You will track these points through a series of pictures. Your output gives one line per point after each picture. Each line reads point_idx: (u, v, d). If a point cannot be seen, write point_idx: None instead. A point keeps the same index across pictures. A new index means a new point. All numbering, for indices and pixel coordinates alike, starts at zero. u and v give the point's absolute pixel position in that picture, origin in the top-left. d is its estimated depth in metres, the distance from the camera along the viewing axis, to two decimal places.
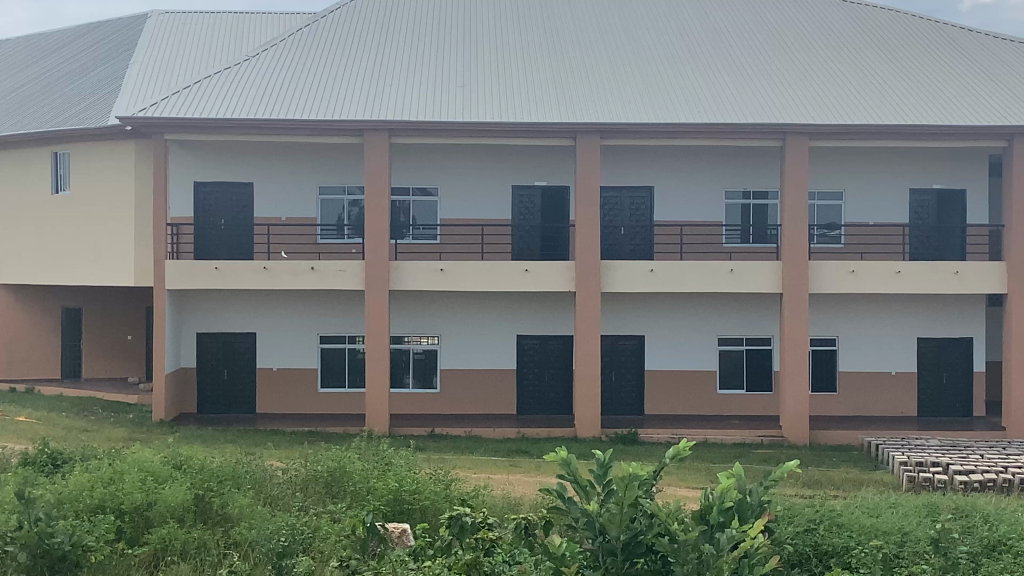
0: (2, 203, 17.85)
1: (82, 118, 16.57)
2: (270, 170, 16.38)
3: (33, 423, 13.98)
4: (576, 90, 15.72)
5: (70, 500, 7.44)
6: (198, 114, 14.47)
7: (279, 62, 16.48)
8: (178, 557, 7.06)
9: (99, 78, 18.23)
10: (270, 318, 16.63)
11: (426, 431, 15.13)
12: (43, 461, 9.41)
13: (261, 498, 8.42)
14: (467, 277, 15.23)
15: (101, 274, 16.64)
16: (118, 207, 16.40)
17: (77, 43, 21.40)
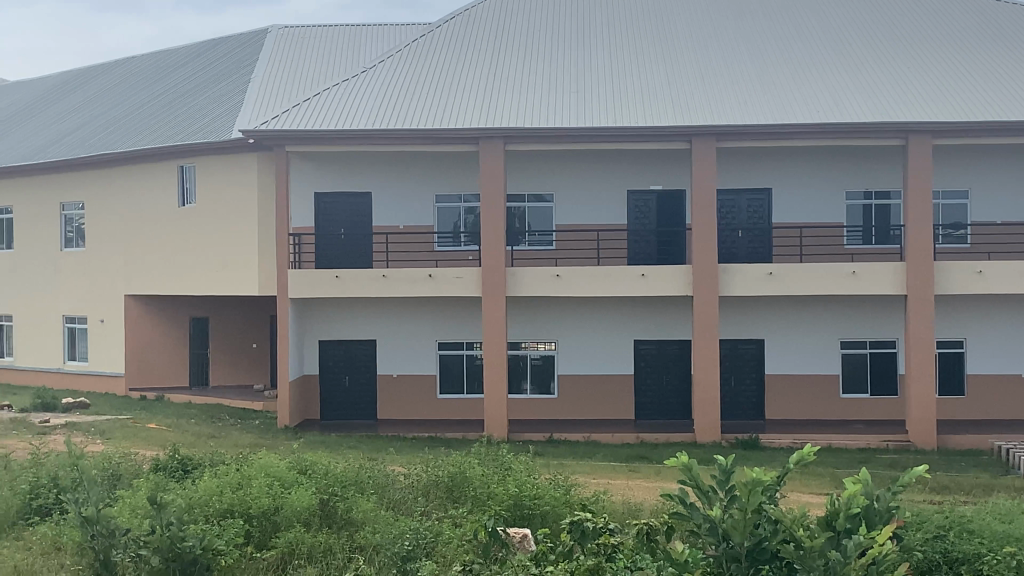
0: (132, 216, 18.43)
1: (206, 132, 17.03)
2: (388, 179, 16.60)
3: (163, 429, 14.41)
4: (691, 93, 15.63)
5: (200, 505, 7.68)
6: (317, 126, 14.78)
7: (396, 73, 16.73)
8: (305, 560, 7.19)
9: (223, 93, 18.71)
10: (390, 326, 16.82)
11: (545, 436, 15.16)
12: (174, 466, 9.69)
13: (384, 503, 8.55)
14: (584, 282, 15.22)
15: (227, 284, 17.04)
16: (242, 217, 16.79)
17: (202, 59, 21.97)
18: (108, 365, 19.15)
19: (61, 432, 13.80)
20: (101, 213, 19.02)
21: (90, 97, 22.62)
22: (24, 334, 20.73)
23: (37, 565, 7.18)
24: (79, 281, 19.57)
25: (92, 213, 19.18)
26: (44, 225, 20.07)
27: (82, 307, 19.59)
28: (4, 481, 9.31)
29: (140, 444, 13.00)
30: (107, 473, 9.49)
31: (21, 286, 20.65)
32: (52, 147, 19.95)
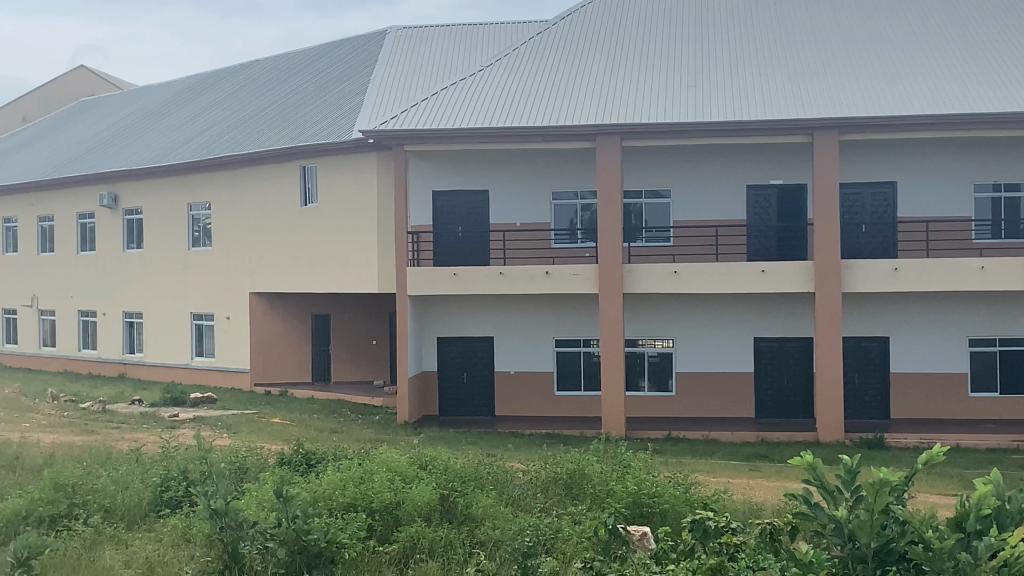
0: (256, 216, 18.85)
1: (327, 133, 17.34)
2: (506, 177, 16.66)
3: (287, 424, 14.70)
4: (812, 85, 15.38)
5: (324, 498, 7.84)
6: (435, 125, 14.94)
7: (513, 72, 16.81)
8: (427, 555, 7.27)
9: (344, 94, 19.02)
10: (508, 322, 16.89)
11: (664, 434, 15.08)
12: (298, 461, 9.89)
13: (504, 499, 8.62)
14: (702, 279, 15.07)
15: (348, 282, 17.31)
16: (362, 216, 17.03)
17: (323, 60, 22.34)
18: (233, 361, 19.64)
19: (189, 426, 14.18)
20: (226, 213, 19.48)
21: (216, 100, 23.18)
22: (154, 330, 21.34)
23: (168, 556, 7.40)
24: (206, 279, 20.08)
25: (218, 212, 19.65)
26: (172, 224, 20.62)
27: (209, 304, 20.09)
28: (136, 473, 9.60)
29: (266, 439, 13.29)
30: (234, 466, 9.71)
31: (150, 284, 21.27)
32: (180, 149, 20.49)
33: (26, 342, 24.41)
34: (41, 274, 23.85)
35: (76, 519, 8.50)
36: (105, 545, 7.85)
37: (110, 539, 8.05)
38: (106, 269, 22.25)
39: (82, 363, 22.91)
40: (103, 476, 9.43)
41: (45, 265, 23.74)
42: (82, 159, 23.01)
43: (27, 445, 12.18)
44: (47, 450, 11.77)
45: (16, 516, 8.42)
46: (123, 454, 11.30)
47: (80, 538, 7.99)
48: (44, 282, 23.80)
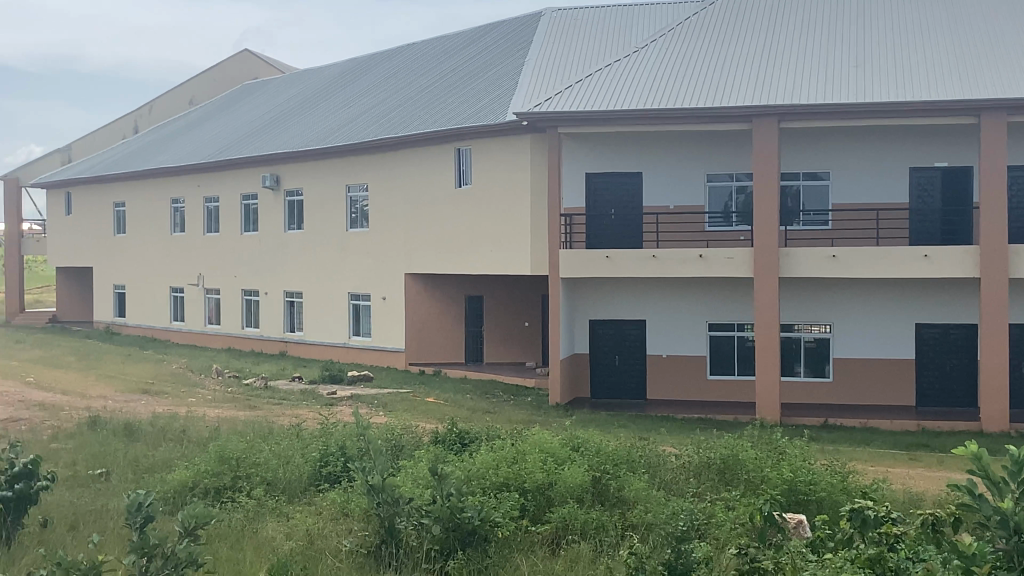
0: (412, 198, 19.15)
1: (482, 116, 17.49)
2: (660, 159, 16.52)
3: (441, 404, 14.93)
4: (981, 64, 14.84)
5: (478, 478, 7.96)
6: (590, 107, 14.94)
7: (668, 53, 16.67)
8: (579, 536, 7.29)
9: (499, 77, 19.15)
10: (661, 306, 16.80)
11: (819, 421, 14.81)
12: (452, 440, 10.03)
13: (656, 483, 8.60)
14: (861, 263, 14.72)
15: (502, 263, 17.46)
16: (515, 198, 17.14)
17: (479, 43, 22.51)
18: (390, 341, 20.04)
19: (347, 403, 14.53)
20: (383, 195, 19.83)
21: (374, 83, 23.59)
22: (313, 310, 21.89)
23: (326, 529, 7.60)
24: (363, 260, 20.49)
25: (376, 194, 20.02)
26: (331, 206, 21.09)
27: (366, 285, 20.49)
28: (296, 448, 9.88)
29: (420, 417, 13.53)
30: (390, 444, 9.91)
31: (310, 264, 21.82)
32: (340, 132, 20.93)
33: (192, 319, 25.32)
34: (206, 254, 24.68)
35: (239, 491, 8.80)
36: (267, 518, 8.11)
37: (271, 511, 8.32)
38: (268, 250, 22.89)
39: (245, 340, 23.66)
40: (266, 449, 9.73)
41: (210, 244, 24.57)
42: (246, 142, 23.72)
43: (195, 419, 12.65)
44: (213, 424, 12.20)
45: (184, 487, 8.77)
46: (285, 429, 11.64)
47: (244, 509, 8.28)
48: (209, 261, 24.64)
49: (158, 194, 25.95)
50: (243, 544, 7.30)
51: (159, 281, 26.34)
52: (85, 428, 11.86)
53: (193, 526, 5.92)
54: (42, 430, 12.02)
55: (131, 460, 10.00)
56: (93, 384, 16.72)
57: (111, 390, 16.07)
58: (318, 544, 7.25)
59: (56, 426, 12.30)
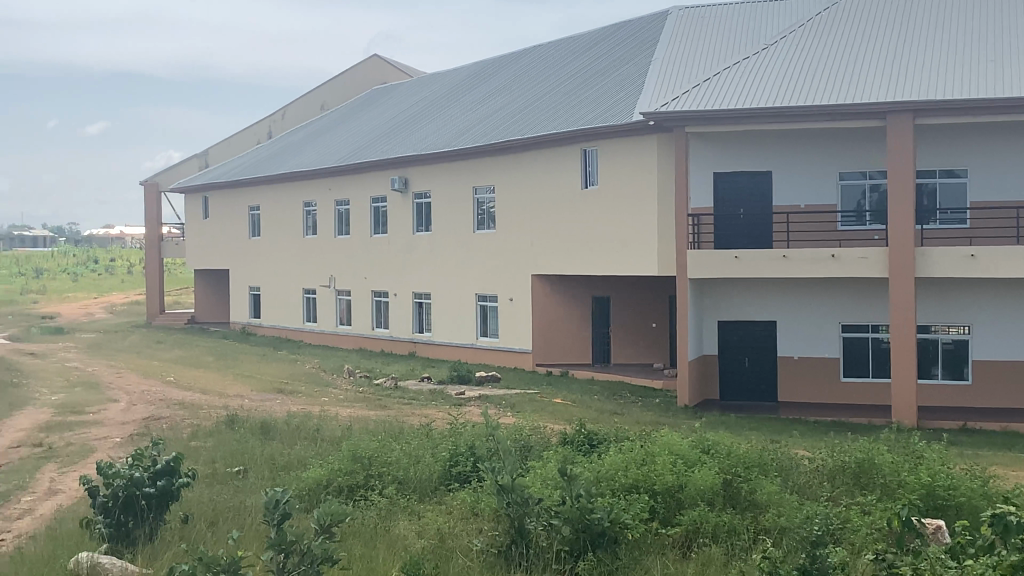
0: (538, 199, 19.20)
1: (609, 116, 17.45)
2: (790, 158, 16.25)
3: (569, 405, 14.93)
4: None
5: (608, 479, 7.93)
6: (718, 106, 14.79)
7: (799, 50, 16.39)
8: (710, 539, 7.22)
9: (626, 77, 19.07)
10: (791, 307, 16.53)
11: (957, 425, 14.40)
12: (581, 441, 10.01)
13: (789, 487, 8.46)
14: (1003, 263, 14.21)
15: (629, 264, 17.40)
16: (642, 199, 17.05)
17: (605, 43, 22.45)
18: (517, 341, 20.13)
19: (475, 403, 14.63)
20: (510, 196, 19.92)
21: (501, 85, 23.71)
22: (441, 311, 22.12)
23: (457, 528, 7.66)
24: (490, 262, 20.62)
25: (502, 196, 20.12)
26: (458, 208, 21.27)
27: (494, 286, 20.62)
28: (427, 447, 9.99)
29: (548, 418, 13.55)
30: (519, 445, 9.95)
31: (438, 266, 22.03)
32: (467, 135, 21.10)
33: (324, 320, 25.82)
34: (337, 256, 25.12)
35: (372, 489, 8.93)
36: (399, 516, 8.22)
37: (403, 510, 8.43)
38: (397, 251, 23.20)
39: (375, 341, 24.03)
40: (397, 449, 9.86)
41: (341, 247, 25.00)
42: (375, 146, 24.08)
43: (328, 418, 12.88)
44: (346, 424, 12.41)
45: (318, 485, 8.95)
46: (416, 429, 11.77)
47: (376, 508, 8.40)
48: (340, 263, 25.07)
49: (290, 198, 26.51)
50: (377, 542, 7.43)
51: (292, 283, 26.91)
52: (223, 427, 12.18)
53: (328, 523, 6.03)
54: (182, 428, 12.38)
55: (268, 458, 10.24)
56: (230, 384, 17.16)
57: (247, 389, 16.48)
58: (449, 543, 7.32)
59: (196, 424, 12.66)
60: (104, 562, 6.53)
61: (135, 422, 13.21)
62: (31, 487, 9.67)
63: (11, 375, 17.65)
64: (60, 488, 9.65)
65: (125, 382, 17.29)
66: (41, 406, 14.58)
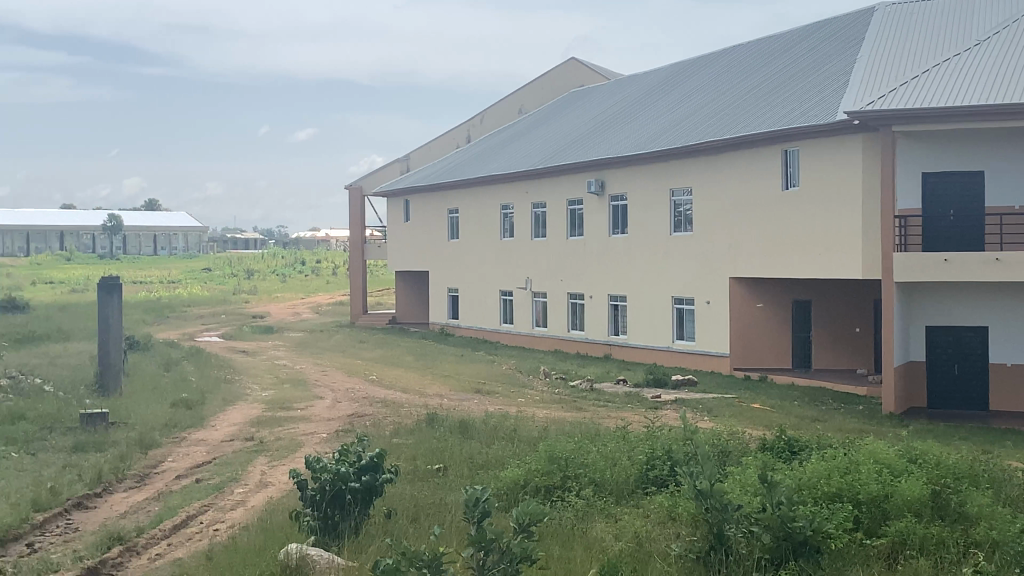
0: (738, 201, 18.93)
1: (811, 117, 17.08)
2: (1004, 157, 15.56)
3: (769, 410, 14.66)
4: None
5: (810, 487, 7.75)
6: (926, 105, 14.30)
7: (1014, 45, 15.70)
8: (918, 552, 6.95)
9: (829, 76, 18.64)
10: (1005, 312, 15.82)
11: None
12: (781, 447, 9.81)
13: (1002, 500, 8.09)
14: None
15: (831, 267, 16.98)
16: (846, 202, 16.60)
17: (807, 41, 21.97)
18: (714, 345, 19.89)
19: (671, 407, 14.51)
20: (708, 198, 19.71)
21: (700, 86, 23.48)
22: (636, 313, 22.05)
23: (655, 532, 7.60)
24: (687, 264, 20.44)
25: (700, 198, 19.93)
26: (656, 210, 21.16)
27: (691, 289, 20.42)
28: (624, 450, 9.96)
29: (746, 424, 13.32)
30: (717, 450, 9.82)
31: (634, 268, 21.96)
32: (664, 137, 20.98)
33: (521, 322, 26.07)
34: (534, 258, 25.32)
35: (569, 490, 8.95)
36: (596, 518, 8.21)
37: (601, 512, 8.42)
38: (593, 254, 23.22)
39: (571, 343, 24.13)
40: (594, 450, 9.88)
41: (538, 249, 25.19)
42: (572, 148, 24.20)
43: (526, 419, 13.00)
44: (544, 424, 12.51)
45: (516, 484, 9.03)
46: (613, 431, 11.76)
47: (573, 509, 8.42)
48: (537, 266, 25.27)
49: (489, 201, 26.88)
50: (574, 543, 7.45)
51: (490, 285, 27.28)
52: (424, 425, 12.44)
53: (527, 523, 6.06)
54: (385, 426, 12.70)
55: (466, 457, 10.40)
56: (430, 383, 17.50)
57: (446, 389, 16.78)
58: (646, 547, 7.27)
59: (398, 422, 12.97)
60: (311, 554, 6.72)
61: (340, 419, 13.63)
62: (244, 479, 10.09)
63: (224, 372, 18.45)
64: (270, 481, 10.03)
65: (331, 380, 17.84)
66: (252, 401, 15.20)
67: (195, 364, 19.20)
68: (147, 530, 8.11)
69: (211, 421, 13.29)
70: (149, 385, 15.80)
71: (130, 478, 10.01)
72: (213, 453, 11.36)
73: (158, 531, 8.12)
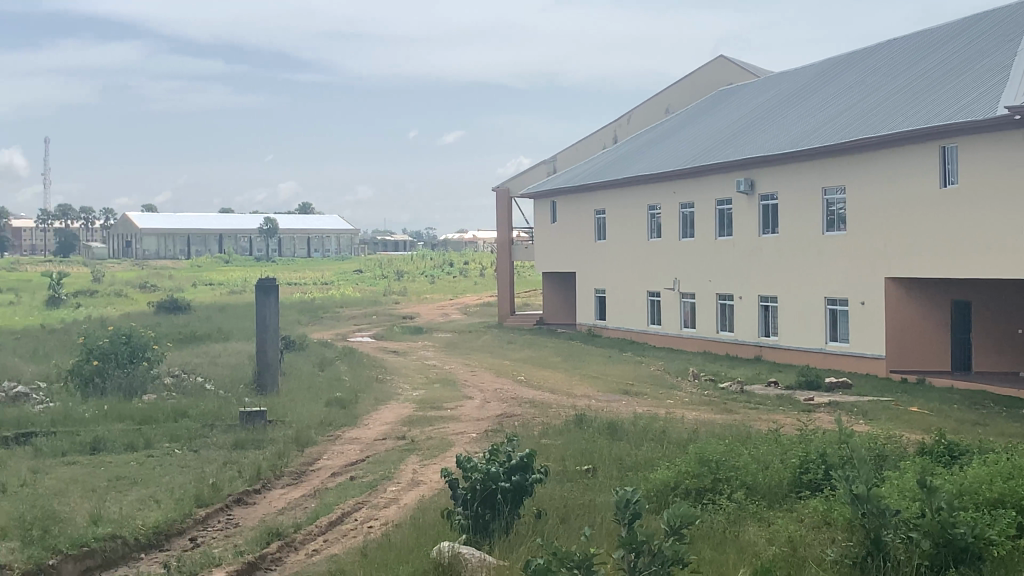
0: (893, 199, 18.46)
1: (970, 112, 16.54)
2: None
3: (926, 414, 14.24)
4: None
5: (970, 493, 7.48)
6: None
7: None
8: None
9: (989, 70, 18.01)
10: None
11: None
12: (941, 452, 9.51)
13: None
14: None
15: (991, 268, 16.46)
16: (1005, 202, 16.12)
17: (966, 34, 21.24)
18: (868, 347, 19.42)
19: (825, 410, 14.21)
20: (861, 197, 19.25)
21: (853, 82, 22.93)
22: (788, 313, 21.66)
23: (808, 537, 7.45)
24: (840, 264, 19.98)
25: (854, 196, 19.45)
26: (807, 209, 20.75)
27: (844, 289, 19.97)
28: (776, 453, 9.79)
29: (904, 427, 12.97)
30: (874, 454, 9.58)
31: (784, 268, 21.59)
32: (815, 135, 20.58)
33: (669, 323, 25.89)
34: (682, 259, 25.10)
35: (720, 493, 8.84)
36: (749, 522, 8.10)
37: (753, 515, 8.30)
38: (743, 254, 22.90)
39: (721, 344, 23.85)
40: (745, 453, 9.73)
41: (685, 249, 24.96)
42: (720, 148, 23.93)
43: (675, 421, 12.88)
44: (693, 426, 12.39)
45: (666, 487, 8.97)
46: (764, 434, 11.58)
47: (725, 513, 8.32)
48: (685, 266, 25.04)
49: (635, 202, 26.76)
50: (727, 547, 7.35)
51: (637, 285, 27.17)
52: (573, 426, 12.44)
53: (679, 525, 6.02)
54: (534, 426, 12.75)
55: (615, 458, 10.36)
56: (578, 384, 17.48)
57: (594, 390, 16.75)
58: (801, 552, 7.13)
59: (546, 423, 13.00)
60: (463, 553, 6.76)
61: (490, 419, 13.72)
62: (396, 477, 10.25)
63: (376, 371, 18.78)
64: (422, 479, 10.15)
65: (480, 380, 18.01)
66: (403, 401, 15.43)
67: (348, 364, 19.60)
68: (304, 527, 8.30)
69: (364, 420, 13.54)
70: (304, 384, 16.19)
71: (287, 475, 10.26)
72: (366, 451, 11.56)
73: (314, 528, 8.29)
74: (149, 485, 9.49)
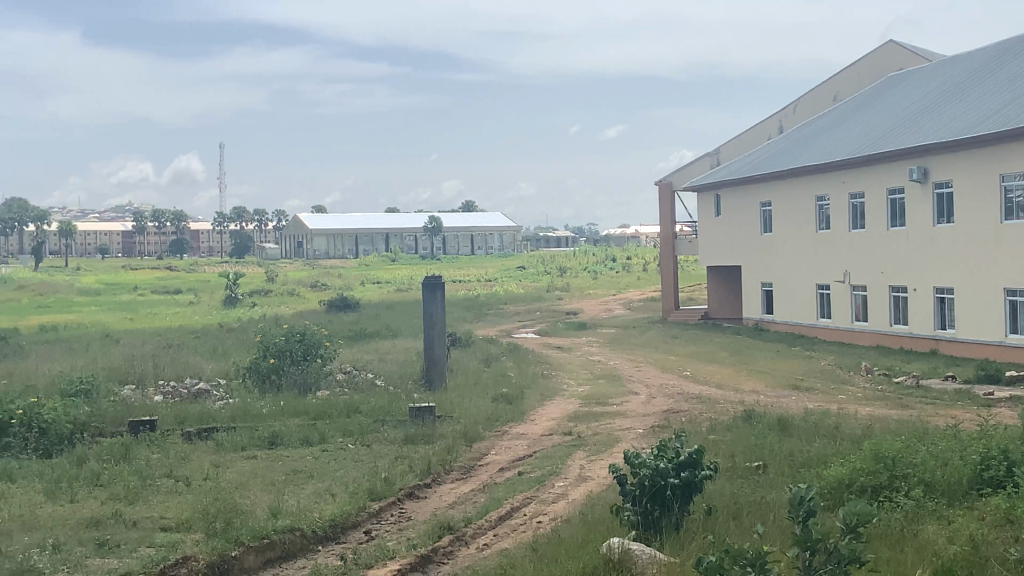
0: None
1: None
2: None
3: None
4: None
5: None
6: None
7: None
8: None
9: None
10: None
11: None
12: None
13: None
14: None
15: None
16: None
17: None
18: None
19: (1006, 404, 13.66)
20: None
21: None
22: (965, 304, 20.89)
23: (991, 535, 7.16)
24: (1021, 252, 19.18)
25: None
26: (985, 196, 19.99)
27: None
28: (955, 449, 9.44)
29: None
30: None
31: (960, 258, 20.84)
32: (993, 119, 19.81)
33: (839, 316, 25.27)
34: (852, 250, 24.47)
35: (897, 490, 8.58)
36: (928, 520, 7.83)
37: (933, 514, 8.02)
38: (916, 244, 22.19)
39: (895, 338, 23.16)
40: (923, 450, 9.41)
41: (855, 240, 24.32)
42: (892, 135, 23.24)
43: (848, 416, 12.56)
44: (867, 423, 12.04)
45: (840, 485, 8.75)
46: (941, 430, 11.18)
47: (903, 510, 8.07)
48: (855, 258, 24.41)
49: (802, 192, 26.23)
50: (906, 546, 7.12)
51: (805, 278, 26.62)
52: (741, 421, 12.25)
53: (856, 523, 5.85)
54: (702, 422, 12.60)
55: (787, 454, 10.16)
56: (745, 380, 17.22)
57: (762, 385, 16.45)
58: (984, 551, 6.83)
59: (715, 419, 12.83)
60: (634, 549, 6.70)
61: (656, 414, 13.63)
62: (564, 473, 10.25)
63: (542, 367, 18.85)
64: (590, 475, 10.13)
65: (645, 376, 17.90)
66: (569, 397, 15.45)
67: (514, 360, 19.73)
68: (474, 521, 8.37)
69: (531, 416, 13.61)
70: (471, 380, 16.36)
71: (457, 469, 10.38)
72: (534, 447, 11.61)
73: (484, 522, 8.36)
74: (324, 479, 9.72)
